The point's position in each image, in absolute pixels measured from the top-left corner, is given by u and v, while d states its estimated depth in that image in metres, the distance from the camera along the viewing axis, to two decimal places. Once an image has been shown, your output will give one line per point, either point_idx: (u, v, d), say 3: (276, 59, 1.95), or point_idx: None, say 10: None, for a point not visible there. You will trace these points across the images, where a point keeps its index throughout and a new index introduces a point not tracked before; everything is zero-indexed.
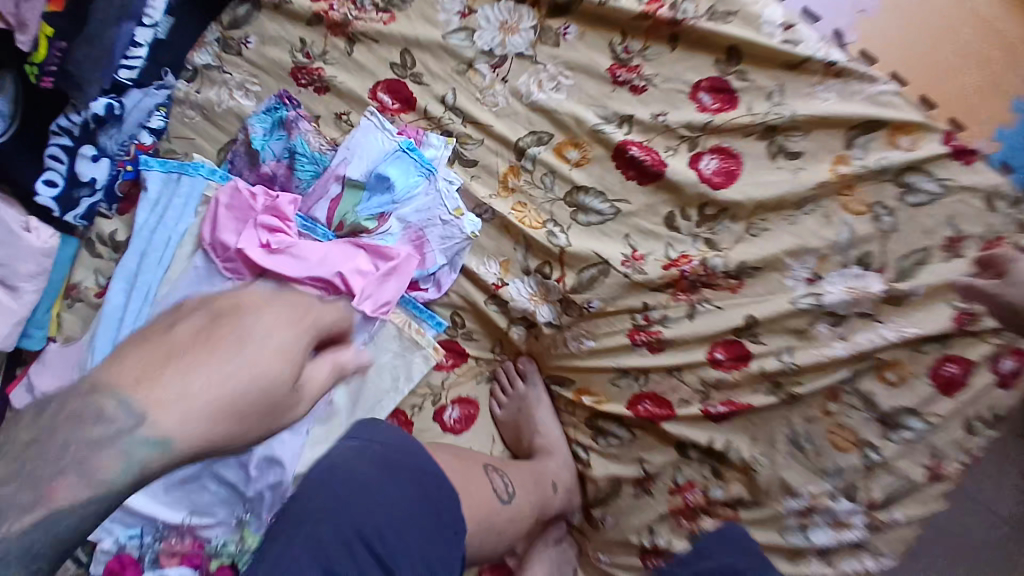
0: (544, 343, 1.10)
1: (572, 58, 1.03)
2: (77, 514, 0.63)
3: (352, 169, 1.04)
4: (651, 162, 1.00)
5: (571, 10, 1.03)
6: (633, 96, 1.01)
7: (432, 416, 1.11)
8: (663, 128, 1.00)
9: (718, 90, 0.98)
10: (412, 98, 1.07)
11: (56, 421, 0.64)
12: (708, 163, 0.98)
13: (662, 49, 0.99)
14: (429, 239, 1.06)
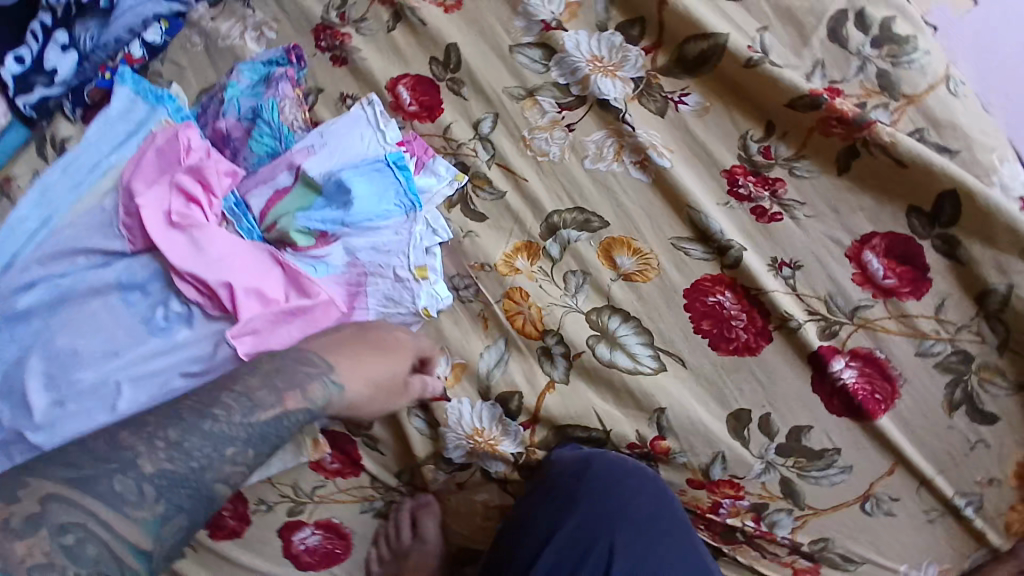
0: (472, 503, 0.78)
1: (684, 130, 0.72)
2: (248, 440, 0.55)
3: (314, 163, 0.78)
4: (744, 326, 0.67)
5: (705, 67, 0.72)
6: (753, 218, 0.69)
7: (281, 531, 0.81)
8: (790, 288, 0.67)
9: (896, 258, 0.66)
10: (437, 109, 0.80)
11: (271, 369, 0.60)
12: (843, 373, 0.64)
13: (823, 167, 0.68)
14: (368, 293, 0.76)
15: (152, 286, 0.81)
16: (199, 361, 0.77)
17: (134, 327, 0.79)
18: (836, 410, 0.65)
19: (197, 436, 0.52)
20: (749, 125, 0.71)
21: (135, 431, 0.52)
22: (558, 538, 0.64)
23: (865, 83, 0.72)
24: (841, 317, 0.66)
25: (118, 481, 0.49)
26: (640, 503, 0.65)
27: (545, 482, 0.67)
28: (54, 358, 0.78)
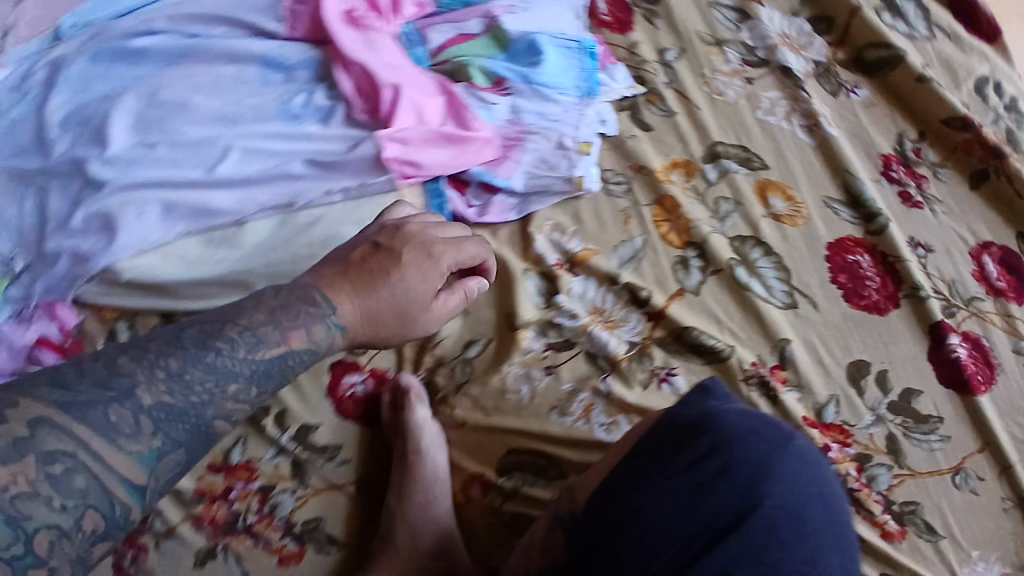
0: (557, 395, 0.72)
1: (851, 113, 0.80)
2: (251, 377, 0.55)
3: (512, 19, 0.80)
4: (875, 288, 0.72)
5: (878, 69, 0.82)
6: (900, 200, 0.76)
7: (332, 366, 0.77)
8: (920, 266, 0.73)
9: (1008, 268, 0.74)
10: (630, 26, 0.85)
11: (275, 304, 0.57)
12: (956, 348, 0.70)
13: (958, 178, 0.78)
14: (525, 149, 0.77)
15: (295, 74, 0.80)
16: (328, 155, 0.75)
17: (261, 103, 0.78)
18: (944, 381, 0.69)
19: (201, 368, 0.53)
20: (905, 126, 0.80)
21: (136, 355, 0.52)
22: (728, 543, 0.49)
23: (997, 132, 0.79)
24: (958, 302, 0.72)
25: (114, 411, 0.49)
26: (826, 526, 0.51)
27: (712, 457, 0.52)
28: (165, 103, 0.77)
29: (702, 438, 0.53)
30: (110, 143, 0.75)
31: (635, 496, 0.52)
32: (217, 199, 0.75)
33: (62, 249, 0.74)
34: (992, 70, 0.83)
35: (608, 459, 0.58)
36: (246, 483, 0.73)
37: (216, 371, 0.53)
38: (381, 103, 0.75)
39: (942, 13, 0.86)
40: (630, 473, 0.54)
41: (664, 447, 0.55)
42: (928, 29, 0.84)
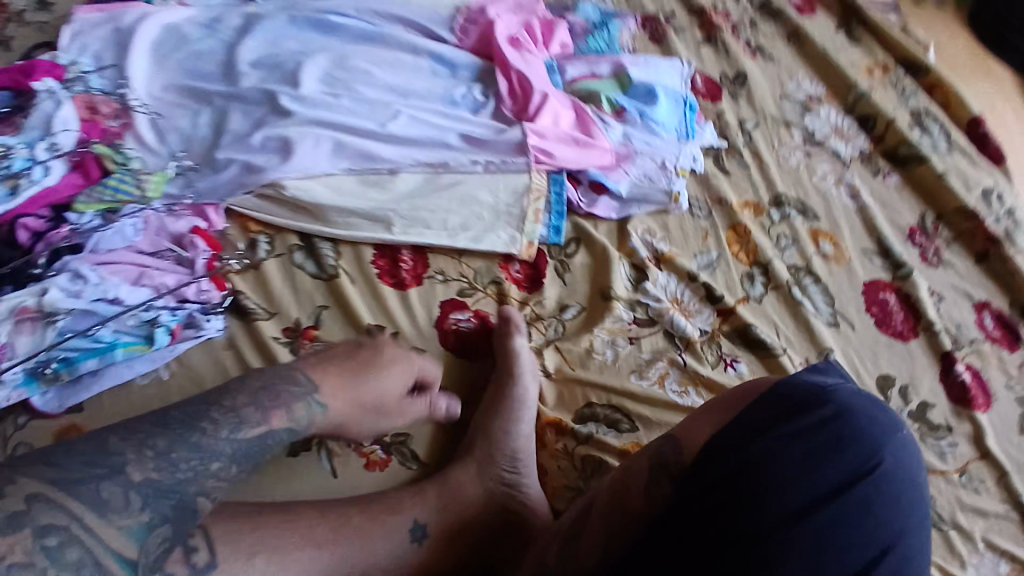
0: (638, 360, 0.85)
1: (884, 194, 1.03)
2: (233, 456, 0.60)
3: (635, 71, 1.02)
4: (899, 320, 0.91)
5: (907, 166, 1.06)
6: (920, 259, 0.97)
7: (442, 302, 0.86)
8: (935, 310, 0.93)
9: (1001, 324, 0.94)
10: (719, 98, 1.08)
11: (257, 386, 0.63)
12: (961, 373, 0.88)
13: (964, 255, 1.00)
14: (633, 163, 0.95)
15: (458, 71, 0.98)
16: (479, 135, 0.91)
17: (428, 86, 0.95)
18: (952, 397, 0.87)
19: (186, 449, 0.57)
20: (926, 209, 1.03)
21: (126, 437, 0.56)
22: (835, 503, 0.58)
23: (1000, 225, 1.01)
24: (962, 341, 0.92)
25: (104, 487, 0.53)
26: (912, 501, 0.60)
27: (830, 429, 0.60)
28: (350, 67, 0.93)
29: (823, 412, 0.61)
30: (300, 87, 0.90)
31: (762, 450, 0.59)
32: (382, 150, 0.89)
33: (235, 160, 0.87)
34: (996, 183, 1.06)
35: (718, 415, 0.66)
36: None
37: (193, 455, 0.57)
38: (530, 104, 0.94)
39: (959, 136, 1.10)
40: (754, 429, 0.61)
41: (786, 411, 0.62)
42: (948, 146, 1.08)
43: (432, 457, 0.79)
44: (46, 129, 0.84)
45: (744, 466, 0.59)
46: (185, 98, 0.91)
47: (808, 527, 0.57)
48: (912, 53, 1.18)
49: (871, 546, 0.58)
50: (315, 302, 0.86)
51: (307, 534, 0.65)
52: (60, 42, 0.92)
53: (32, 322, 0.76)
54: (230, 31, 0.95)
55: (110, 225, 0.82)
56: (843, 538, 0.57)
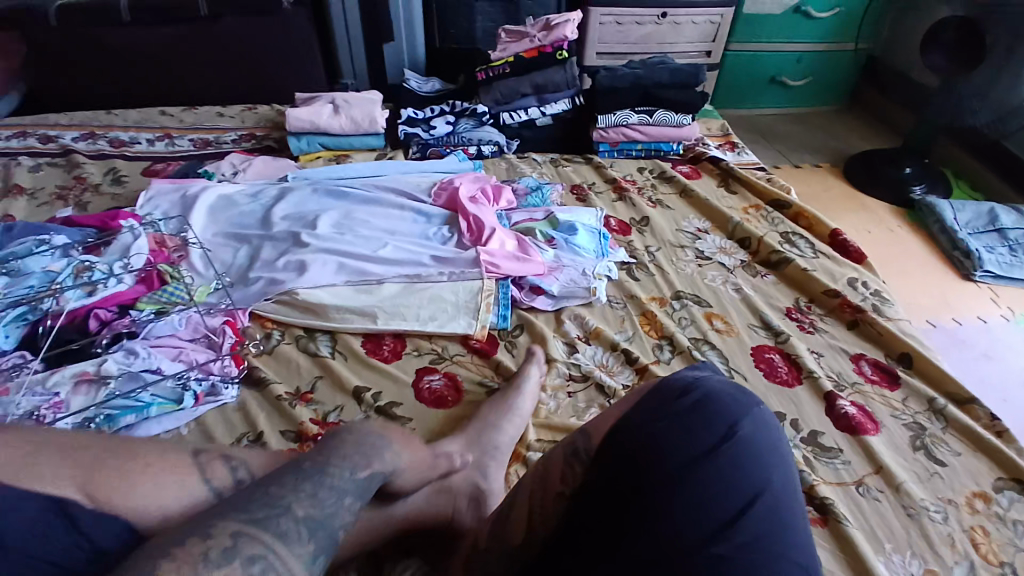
0: (575, 408, 1.05)
1: (762, 287, 1.33)
2: (354, 493, 0.59)
3: (561, 214, 1.39)
4: (786, 373, 1.14)
5: (779, 269, 1.38)
6: (800, 328, 1.24)
7: (417, 369, 1.11)
8: (814, 364, 1.16)
9: (880, 369, 1.16)
10: (629, 232, 1.44)
11: (350, 441, 0.64)
12: (845, 406, 1.08)
13: (839, 324, 1.25)
14: (562, 272, 1.26)
15: (432, 220, 1.37)
16: (445, 254, 1.25)
17: (410, 229, 1.32)
18: (842, 425, 1.05)
19: (320, 486, 0.56)
20: (798, 295, 1.32)
21: (279, 487, 0.55)
22: (709, 466, 0.59)
23: (865, 302, 1.29)
24: (845, 384, 1.13)
25: (281, 522, 0.51)
26: (778, 467, 0.62)
27: (697, 408, 0.64)
28: (354, 219, 1.32)
29: (690, 395, 0.65)
30: (317, 229, 1.27)
31: (636, 431, 0.63)
32: (372, 267, 1.22)
33: (263, 276, 1.18)
34: (859, 275, 1.36)
35: (613, 410, 0.70)
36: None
37: (328, 494, 0.56)
38: (482, 234, 1.29)
39: (821, 246, 1.44)
40: (635, 418, 0.65)
41: (660, 400, 0.66)
42: (813, 254, 1.42)
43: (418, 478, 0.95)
44: (123, 254, 1.11)
45: (620, 448, 0.62)
46: (229, 239, 1.26)
47: (676, 490, 0.58)
48: (778, 195, 1.57)
49: (737, 501, 0.58)
50: (313, 374, 1.09)
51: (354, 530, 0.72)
52: (140, 201, 1.29)
53: (89, 385, 0.95)
54: (269, 199, 1.36)
55: (163, 317, 1.07)
56: (721, 496, 0.58)
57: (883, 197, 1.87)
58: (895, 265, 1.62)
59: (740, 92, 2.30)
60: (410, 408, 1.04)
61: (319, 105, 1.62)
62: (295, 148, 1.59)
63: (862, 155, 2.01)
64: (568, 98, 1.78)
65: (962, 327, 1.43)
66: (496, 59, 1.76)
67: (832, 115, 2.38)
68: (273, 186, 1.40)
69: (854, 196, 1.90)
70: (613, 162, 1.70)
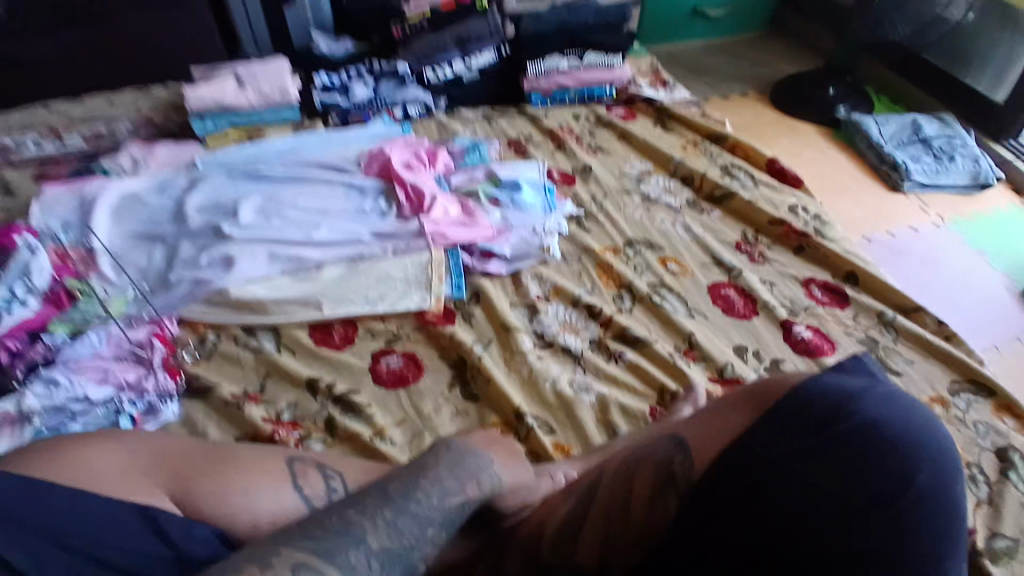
0: (546, 370, 1.02)
1: (711, 223, 1.33)
2: (440, 523, 0.65)
3: (502, 171, 1.33)
4: (742, 306, 1.15)
5: (724, 202, 1.38)
6: (750, 260, 1.24)
7: (373, 353, 1.06)
8: (767, 292, 1.17)
9: (828, 290, 1.19)
10: (573, 182, 1.40)
11: (450, 462, 0.70)
12: (802, 332, 1.10)
13: (787, 250, 1.27)
14: (511, 234, 1.22)
15: (365, 192, 1.27)
16: (387, 229, 1.18)
17: (343, 205, 1.23)
18: (801, 351, 1.08)
19: (408, 516, 0.63)
20: (746, 227, 1.33)
21: (358, 511, 0.62)
22: (871, 504, 0.50)
23: (807, 225, 1.31)
24: (800, 308, 1.15)
25: (352, 554, 0.57)
26: (935, 448, 0.53)
27: (851, 435, 0.52)
28: (279, 200, 1.20)
29: (834, 413, 0.55)
30: (239, 216, 1.15)
31: (763, 494, 0.53)
32: (308, 252, 1.13)
33: (185, 277, 1.06)
34: (799, 200, 1.39)
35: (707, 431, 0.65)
36: (289, 432, 0.93)
37: (414, 525, 0.63)
38: (423, 203, 1.22)
39: (761, 175, 1.45)
40: (785, 438, 0.55)
41: (797, 425, 0.55)
42: (753, 184, 1.42)
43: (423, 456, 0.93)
44: (25, 276, 0.99)
45: (751, 484, 0.54)
46: (139, 240, 1.12)
47: (851, 536, 0.49)
48: (714, 129, 1.57)
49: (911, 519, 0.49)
50: (259, 374, 1.01)
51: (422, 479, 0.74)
52: (32, 213, 1.14)
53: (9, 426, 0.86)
54: (179, 191, 1.22)
55: (79, 340, 0.96)
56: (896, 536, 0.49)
57: (811, 118, 1.91)
58: (830, 184, 1.66)
59: (663, 26, 2.26)
60: (370, 392, 0.99)
61: (223, 79, 1.48)
62: (202, 131, 1.45)
63: (787, 80, 2.04)
64: (494, 48, 1.68)
65: (897, 238, 1.49)
66: (412, 12, 1.70)
67: (755, 41, 2.38)
68: (182, 176, 1.26)
69: (785, 121, 1.92)
70: (547, 111, 1.63)
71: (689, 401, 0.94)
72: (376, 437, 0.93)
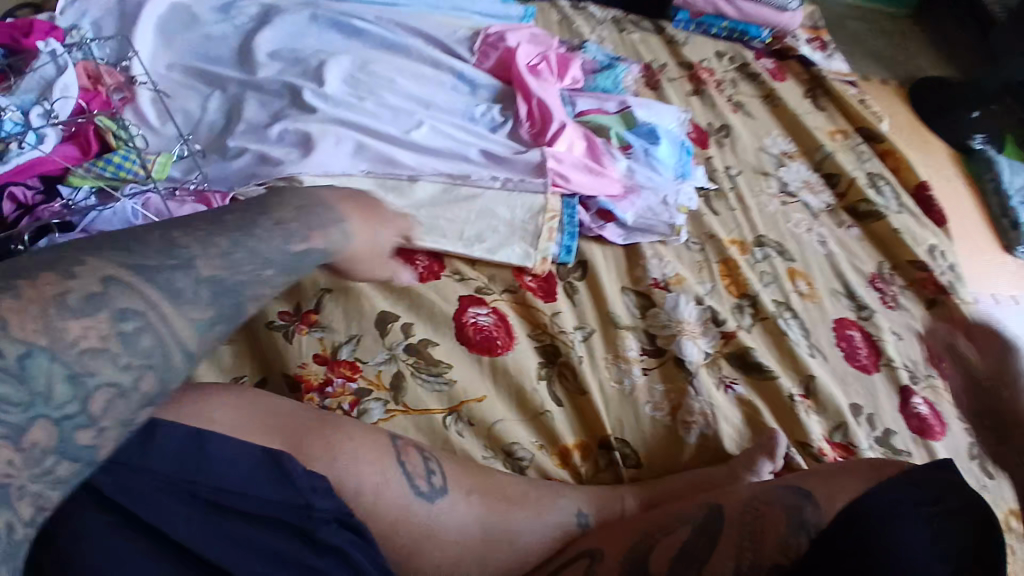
0: (651, 385, 0.88)
1: (845, 242, 1.15)
2: (278, 265, 0.51)
3: (640, 111, 1.09)
4: (866, 354, 1.02)
5: (863, 220, 1.19)
6: (880, 301, 1.10)
7: (461, 300, 0.85)
8: (892, 344, 1.04)
9: None
10: (707, 146, 1.19)
11: (298, 206, 0.55)
12: (918, 406, 0.98)
13: (918, 299, 1.12)
14: (638, 197, 1.01)
15: (477, 92, 1.03)
16: (498, 152, 0.95)
17: (448, 102, 0.99)
18: (913, 424, 0.96)
19: (243, 249, 0.49)
20: (880, 257, 1.16)
21: (196, 241, 0.48)
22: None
23: (945, 274, 1.16)
24: (919, 373, 1.03)
25: (174, 279, 0.45)
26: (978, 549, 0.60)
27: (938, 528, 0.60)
28: (374, 73, 0.96)
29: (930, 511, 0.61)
30: (323, 82, 0.91)
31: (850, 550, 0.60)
32: (403, 156, 0.90)
33: (249, 148, 0.84)
34: (939, 241, 1.21)
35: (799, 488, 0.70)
36: (346, 381, 0.76)
37: (236, 248, 0.49)
38: (548, 130, 0.99)
39: (907, 197, 1.25)
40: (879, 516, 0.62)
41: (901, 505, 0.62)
42: (898, 206, 1.23)
43: (491, 448, 0.78)
44: (42, 95, 0.76)
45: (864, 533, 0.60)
46: (193, 80, 0.90)
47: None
48: (869, 122, 1.33)
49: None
50: (319, 284, 0.81)
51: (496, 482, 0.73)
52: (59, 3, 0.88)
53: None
54: (248, 24, 0.96)
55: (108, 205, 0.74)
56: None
57: (941, 135, 1.67)
58: (952, 222, 1.49)
59: None
60: (449, 353, 0.81)
61: None
62: None
63: (932, 82, 1.78)
64: None
65: (998, 306, 1.36)
66: None
67: (903, 21, 2.07)
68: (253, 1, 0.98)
69: (917, 128, 1.69)
70: (688, 39, 1.35)
71: (767, 451, 0.82)
72: (450, 418, 0.77)
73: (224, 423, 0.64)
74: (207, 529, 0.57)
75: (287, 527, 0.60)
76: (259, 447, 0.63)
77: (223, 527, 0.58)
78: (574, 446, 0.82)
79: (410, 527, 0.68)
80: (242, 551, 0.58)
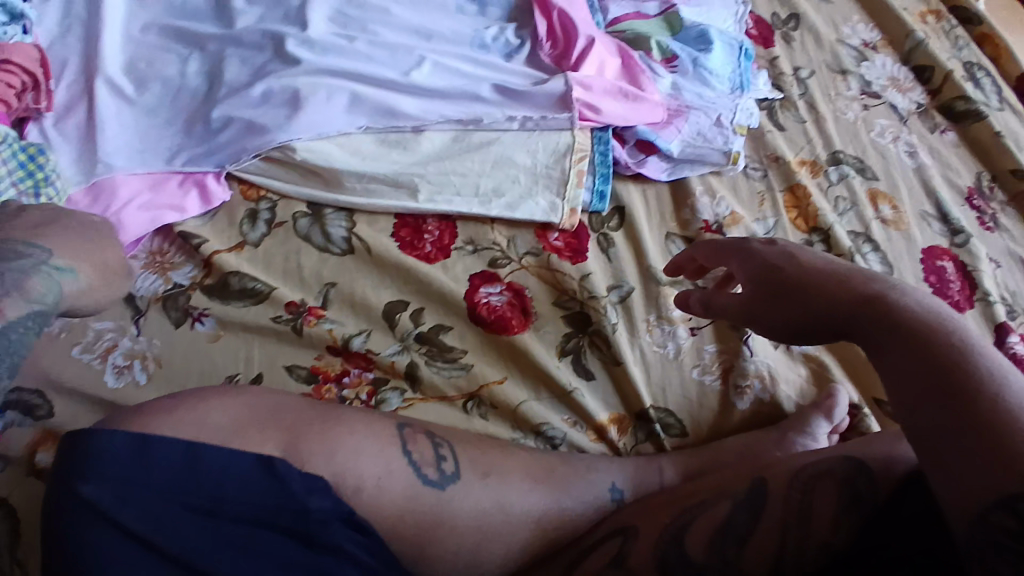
0: (699, 349, 0.76)
1: (940, 150, 0.95)
2: None
3: (686, 11, 0.91)
4: (957, 289, 0.82)
5: (960, 123, 0.98)
6: (979, 224, 0.90)
7: (475, 274, 0.76)
8: (985, 275, 0.84)
9: None
10: (772, 44, 0.99)
11: None
12: (1015, 346, 0.79)
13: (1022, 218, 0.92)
14: (686, 120, 0.85)
15: (487, 11, 0.88)
16: (516, 86, 0.81)
17: (454, 28, 0.85)
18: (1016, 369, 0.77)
19: None
20: (979, 168, 0.96)
21: None
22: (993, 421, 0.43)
23: None
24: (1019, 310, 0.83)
25: None
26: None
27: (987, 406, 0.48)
28: (364, 4, 0.83)
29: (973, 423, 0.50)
30: (305, 24, 0.79)
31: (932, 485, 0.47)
32: (403, 104, 0.78)
33: (233, 117, 0.75)
34: None
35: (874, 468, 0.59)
36: (362, 372, 0.71)
37: None
38: (573, 49, 0.83)
39: (1011, 91, 1.04)
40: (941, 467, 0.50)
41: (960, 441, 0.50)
42: (1000, 102, 1.02)
43: (520, 428, 0.71)
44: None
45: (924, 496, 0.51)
46: (165, 38, 0.81)
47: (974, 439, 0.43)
48: (965, 1, 1.12)
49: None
50: (322, 278, 0.74)
51: (525, 467, 0.64)
52: None
53: None
54: None
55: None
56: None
57: None
58: None
59: None
60: (468, 333, 0.73)
61: None
62: None
63: None
64: None
65: None
66: None
67: None
68: None
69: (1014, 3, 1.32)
70: None
71: (823, 410, 0.73)
72: (470, 403, 0.71)
73: (218, 426, 0.53)
74: (206, 537, 0.50)
75: (288, 531, 0.51)
76: (253, 451, 0.52)
77: (223, 533, 0.50)
78: (609, 421, 0.73)
79: (421, 517, 0.57)
80: (249, 559, 0.50)
